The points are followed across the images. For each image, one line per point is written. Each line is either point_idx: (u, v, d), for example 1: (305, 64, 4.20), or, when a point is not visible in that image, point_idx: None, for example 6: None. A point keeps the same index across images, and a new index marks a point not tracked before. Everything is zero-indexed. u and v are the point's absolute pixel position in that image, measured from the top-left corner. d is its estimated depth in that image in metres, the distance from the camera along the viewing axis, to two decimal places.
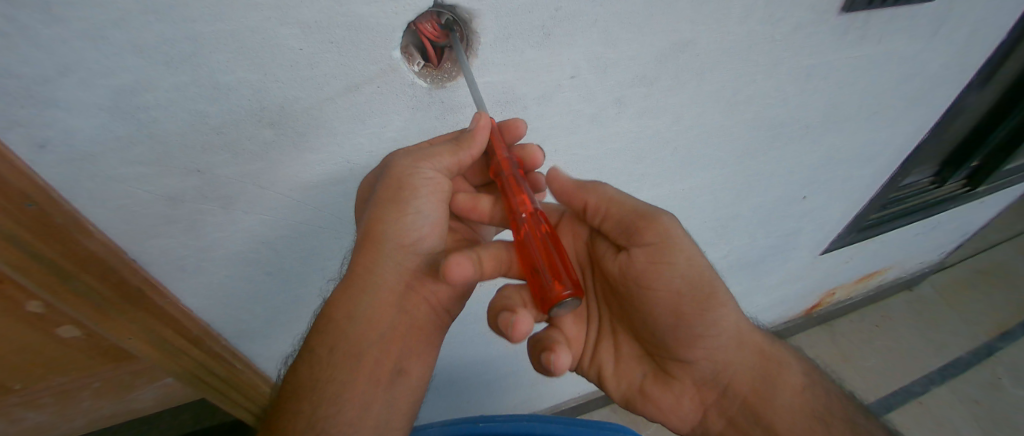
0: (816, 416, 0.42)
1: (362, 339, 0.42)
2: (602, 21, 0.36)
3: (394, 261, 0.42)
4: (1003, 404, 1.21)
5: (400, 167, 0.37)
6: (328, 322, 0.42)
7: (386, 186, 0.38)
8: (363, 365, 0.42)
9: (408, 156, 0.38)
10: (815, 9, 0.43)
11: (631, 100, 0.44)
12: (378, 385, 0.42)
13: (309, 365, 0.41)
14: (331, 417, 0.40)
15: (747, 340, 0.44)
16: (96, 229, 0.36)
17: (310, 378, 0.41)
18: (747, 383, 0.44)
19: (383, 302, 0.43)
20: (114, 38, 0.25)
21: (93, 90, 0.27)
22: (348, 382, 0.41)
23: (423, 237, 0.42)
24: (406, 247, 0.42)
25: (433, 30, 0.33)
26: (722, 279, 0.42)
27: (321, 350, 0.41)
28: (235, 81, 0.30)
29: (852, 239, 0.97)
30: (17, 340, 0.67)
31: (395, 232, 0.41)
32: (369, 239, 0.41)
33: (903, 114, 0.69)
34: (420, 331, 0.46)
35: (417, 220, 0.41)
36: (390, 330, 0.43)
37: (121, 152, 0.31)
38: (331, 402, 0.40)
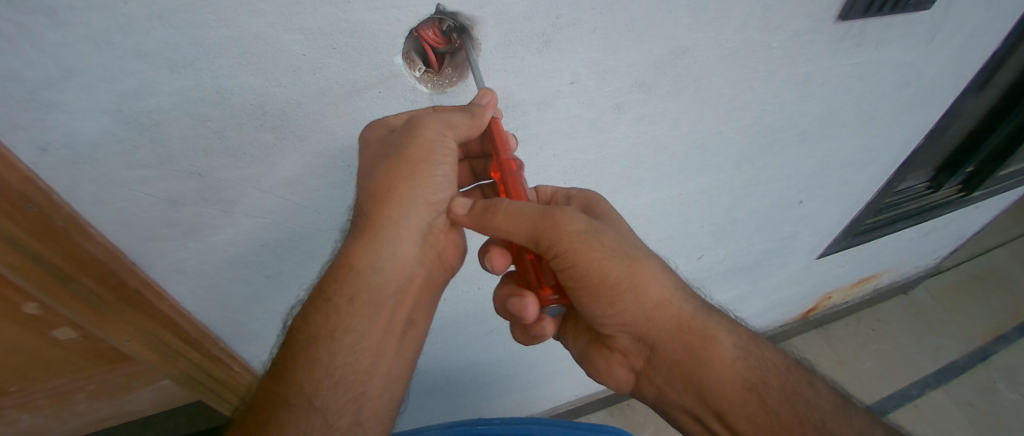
0: (749, 388, 0.42)
1: (383, 292, 0.42)
2: (601, 28, 0.36)
3: (413, 214, 0.41)
4: (997, 409, 1.22)
5: (429, 125, 0.36)
6: (348, 272, 0.40)
7: (417, 149, 0.37)
8: (379, 315, 0.42)
9: (436, 119, 0.36)
10: (811, 17, 0.44)
11: (630, 106, 0.44)
12: (393, 335, 0.44)
13: (326, 315, 0.40)
14: (348, 365, 0.41)
15: (665, 314, 0.43)
16: (97, 232, 0.36)
17: (327, 326, 0.40)
18: (671, 355, 0.44)
19: (404, 255, 0.43)
20: (119, 42, 0.25)
21: (96, 94, 0.27)
22: (365, 333, 0.42)
23: (446, 197, 0.42)
24: (431, 205, 0.42)
25: (435, 36, 0.33)
26: (645, 257, 0.42)
27: (338, 299, 0.40)
28: (237, 86, 0.30)
29: (848, 243, 0.98)
30: (13, 341, 0.66)
31: (423, 191, 0.40)
32: (393, 194, 0.39)
33: (899, 120, 0.70)
34: (431, 285, 0.47)
35: (442, 183, 0.41)
36: (407, 283, 0.44)
37: (123, 156, 0.31)
38: (350, 350, 0.41)
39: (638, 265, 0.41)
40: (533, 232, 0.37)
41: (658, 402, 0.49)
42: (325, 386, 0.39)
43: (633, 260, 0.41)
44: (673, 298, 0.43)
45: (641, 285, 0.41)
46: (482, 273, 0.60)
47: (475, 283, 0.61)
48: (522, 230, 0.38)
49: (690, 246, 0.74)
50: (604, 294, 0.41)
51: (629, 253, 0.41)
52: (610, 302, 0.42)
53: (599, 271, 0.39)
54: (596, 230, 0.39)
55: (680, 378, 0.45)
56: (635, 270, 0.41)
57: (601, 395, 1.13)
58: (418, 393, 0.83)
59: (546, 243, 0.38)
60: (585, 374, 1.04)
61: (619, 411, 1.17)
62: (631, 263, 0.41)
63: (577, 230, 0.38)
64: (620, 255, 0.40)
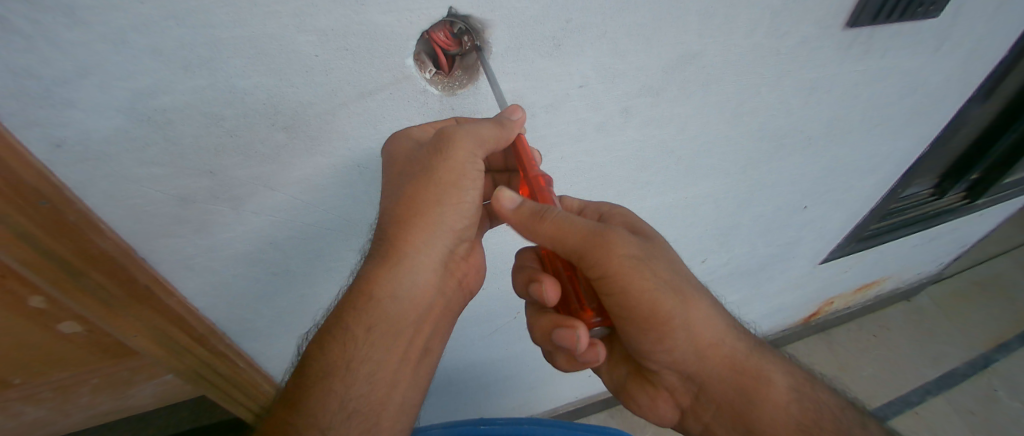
0: (801, 429, 0.43)
1: (402, 320, 0.42)
2: (611, 32, 0.36)
3: (438, 239, 0.41)
4: (998, 417, 1.22)
5: (457, 145, 0.36)
6: (368, 301, 0.40)
7: (445, 169, 0.37)
8: (398, 344, 0.43)
9: (465, 137, 0.36)
10: (819, 23, 0.44)
11: (637, 109, 0.44)
12: (408, 363, 0.44)
13: (342, 345, 0.40)
14: (362, 396, 0.40)
15: (717, 355, 0.43)
16: (108, 228, 0.36)
17: (344, 356, 0.40)
18: (720, 393, 0.45)
19: (424, 282, 0.43)
20: (135, 41, 0.26)
21: (112, 92, 0.28)
22: (382, 363, 0.42)
23: (469, 224, 0.43)
24: (455, 232, 0.42)
25: (446, 38, 0.33)
26: (699, 297, 0.42)
27: (357, 328, 0.40)
28: (250, 86, 0.30)
29: (852, 249, 0.98)
30: (19, 334, 0.66)
31: (449, 216, 0.40)
32: (421, 220, 0.39)
33: (904, 127, 0.70)
34: (447, 312, 0.47)
35: (468, 210, 0.41)
36: (426, 312, 0.44)
37: (135, 153, 0.32)
38: (365, 381, 0.41)
39: (692, 304, 0.41)
40: (579, 244, 0.37)
41: (701, 434, 0.50)
42: (338, 418, 0.39)
43: (689, 297, 0.41)
44: (725, 338, 0.43)
45: (695, 325, 0.41)
46: (486, 274, 0.61)
47: None
48: (571, 240, 0.37)
49: (694, 250, 0.74)
50: (659, 332, 0.41)
51: (684, 290, 0.41)
52: (663, 341, 0.42)
53: (658, 309, 0.39)
54: (656, 268, 0.39)
55: (729, 417, 0.46)
56: (691, 310, 0.41)
57: (601, 397, 1.14)
58: None
59: (599, 269, 0.38)
60: (586, 376, 1.04)
61: (619, 413, 1.17)
62: (688, 303, 0.41)
63: (635, 260, 0.38)
64: (678, 293, 0.40)
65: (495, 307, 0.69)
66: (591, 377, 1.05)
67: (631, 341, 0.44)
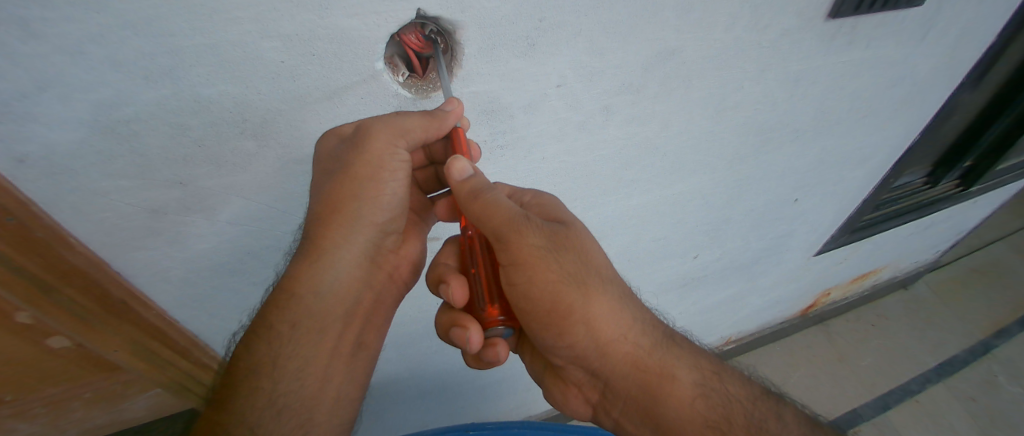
0: (708, 426, 0.43)
1: (330, 314, 0.42)
2: (587, 30, 0.36)
3: (359, 233, 0.42)
4: (999, 403, 1.21)
5: (373, 136, 0.35)
6: (289, 299, 0.40)
7: (363, 163, 0.37)
8: (325, 340, 0.43)
9: (384, 127, 0.35)
10: (801, 15, 0.44)
11: (619, 107, 0.44)
12: (340, 357, 0.44)
13: (268, 343, 0.40)
14: (292, 392, 0.40)
15: (621, 352, 0.43)
16: (78, 243, 0.35)
17: (269, 354, 0.39)
18: (626, 388, 0.45)
19: (350, 277, 0.43)
20: (92, 53, 0.25)
21: (73, 104, 0.27)
22: (310, 358, 0.42)
23: (393, 216, 0.43)
24: (377, 225, 0.43)
25: (417, 40, 0.33)
26: (601, 290, 0.41)
27: (281, 326, 0.40)
28: (215, 94, 0.30)
29: (845, 240, 0.98)
30: (8, 348, 0.65)
31: (368, 210, 0.41)
32: (338, 215, 0.39)
33: (894, 116, 0.69)
34: (380, 303, 0.47)
35: (389, 202, 0.42)
36: (354, 305, 0.44)
37: (101, 166, 0.31)
38: (294, 376, 0.41)
39: (591, 297, 0.40)
40: (498, 229, 0.37)
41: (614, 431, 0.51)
42: (267, 415, 0.38)
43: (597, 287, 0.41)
44: (628, 334, 0.43)
45: (593, 318, 0.41)
46: None
47: None
48: (491, 223, 0.37)
49: (686, 247, 0.74)
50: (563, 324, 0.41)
51: (586, 280, 0.40)
52: (566, 333, 0.42)
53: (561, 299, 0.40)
54: (559, 256, 0.39)
55: (636, 412, 0.46)
56: (591, 301, 0.40)
57: None
58: (414, 398, 0.83)
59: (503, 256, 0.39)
60: None
61: None
62: (592, 291, 0.40)
63: (539, 250, 0.38)
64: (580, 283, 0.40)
65: None
66: None
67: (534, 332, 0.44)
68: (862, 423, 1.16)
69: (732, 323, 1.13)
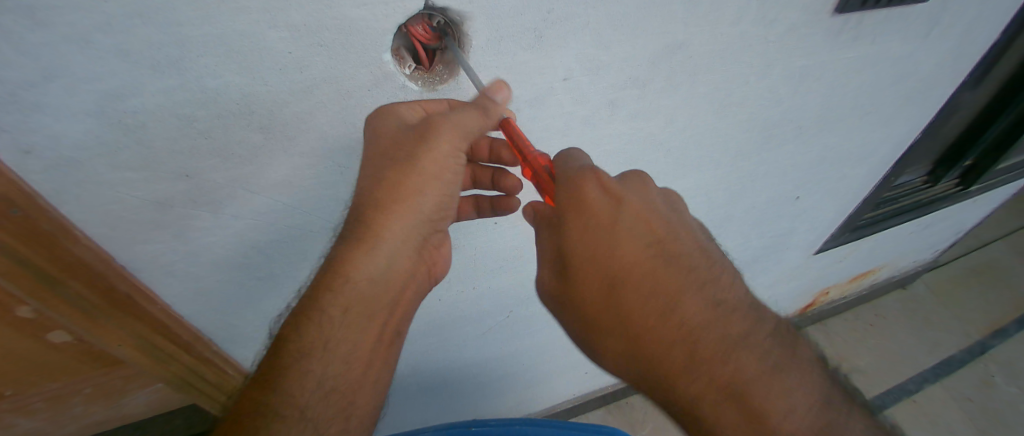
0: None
1: (379, 304, 0.42)
2: (594, 22, 0.36)
3: (415, 223, 0.41)
4: (995, 401, 1.22)
5: (439, 131, 0.35)
6: (344, 283, 0.40)
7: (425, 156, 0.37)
8: (372, 327, 0.42)
9: (447, 126, 0.35)
10: (807, 11, 0.44)
11: (624, 102, 0.44)
12: (382, 345, 0.43)
13: (316, 326, 0.39)
14: (339, 376, 0.40)
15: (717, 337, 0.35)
16: (83, 236, 0.35)
17: (319, 338, 0.39)
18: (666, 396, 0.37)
19: (400, 268, 0.43)
20: (100, 42, 0.25)
21: (79, 94, 0.27)
22: (358, 344, 0.41)
23: (448, 212, 0.43)
24: (433, 218, 0.42)
25: (424, 31, 0.33)
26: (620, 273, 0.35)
27: (333, 310, 0.39)
28: (222, 85, 0.29)
29: (845, 238, 0.98)
30: (7, 342, 0.65)
31: (426, 200, 0.40)
32: (397, 203, 0.39)
33: (897, 113, 0.69)
34: (421, 295, 0.47)
35: (448, 197, 0.41)
36: (400, 295, 0.44)
37: (107, 158, 0.31)
38: (341, 360, 0.40)
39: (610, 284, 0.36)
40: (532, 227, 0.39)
41: None
42: (314, 397, 0.38)
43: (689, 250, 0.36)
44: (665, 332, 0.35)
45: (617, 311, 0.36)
46: (477, 273, 0.60)
47: (470, 283, 0.61)
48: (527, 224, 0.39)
49: None
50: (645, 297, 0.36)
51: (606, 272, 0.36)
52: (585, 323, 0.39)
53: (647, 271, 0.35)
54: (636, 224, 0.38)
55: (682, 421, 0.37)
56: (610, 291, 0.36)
57: (599, 393, 1.14)
58: (415, 394, 0.83)
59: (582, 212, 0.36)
60: (583, 373, 1.04)
61: (617, 408, 1.17)
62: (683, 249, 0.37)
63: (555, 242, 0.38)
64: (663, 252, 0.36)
65: (488, 305, 0.68)
66: (588, 372, 1.05)
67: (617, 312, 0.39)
68: None
69: None
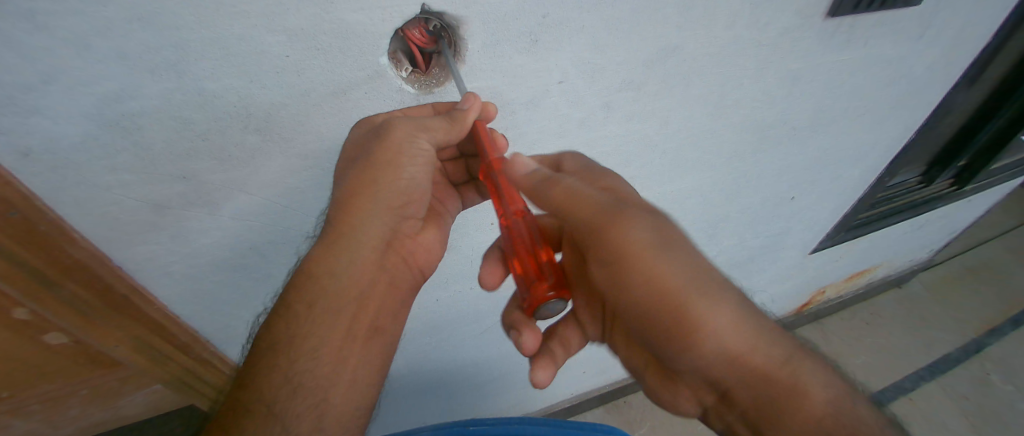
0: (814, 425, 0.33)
1: (345, 295, 0.41)
2: (589, 26, 0.36)
3: (377, 217, 0.42)
4: (989, 400, 1.23)
5: (393, 128, 0.36)
6: (310, 278, 0.40)
7: (382, 152, 0.37)
8: (339, 322, 0.41)
9: (403, 123, 0.37)
10: (800, 14, 0.44)
11: (620, 104, 0.44)
12: (356, 341, 0.42)
13: (286, 322, 0.40)
14: (308, 372, 0.39)
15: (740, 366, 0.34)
16: (81, 237, 0.35)
17: (288, 333, 0.39)
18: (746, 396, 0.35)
19: (365, 259, 0.43)
20: (97, 45, 0.25)
21: (76, 97, 0.27)
22: (325, 338, 0.40)
23: (411, 200, 0.43)
24: (395, 210, 0.43)
25: (421, 36, 0.33)
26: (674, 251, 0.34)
27: (298, 305, 0.40)
28: (220, 88, 0.30)
29: (841, 238, 0.99)
30: (4, 344, 0.65)
31: (386, 194, 0.41)
32: (354, 198, 0.39)
33: (891, 114, 0.70)
34: (397, 289, 0.46)
35: (407, 185, 0.42)
36: (369, 288, 0.43)
37: (104, 160, 0.31)
38: (310, 357, 0.39)
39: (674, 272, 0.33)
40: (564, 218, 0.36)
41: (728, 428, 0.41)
42: (284, 392, 0.38)
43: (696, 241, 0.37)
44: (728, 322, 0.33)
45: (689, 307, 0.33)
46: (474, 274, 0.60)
47: (467, 283, 0.61)
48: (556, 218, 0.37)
49: None
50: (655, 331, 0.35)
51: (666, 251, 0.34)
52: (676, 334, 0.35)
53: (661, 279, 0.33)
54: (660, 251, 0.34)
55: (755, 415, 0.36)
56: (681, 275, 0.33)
57: (597, 392, 1.14)
58: (412, 394, 0.83)
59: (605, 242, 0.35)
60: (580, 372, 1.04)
61: (615, 408, 1.17)
62: (711, 296, 0.33)
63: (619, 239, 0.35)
64: (691, 293, 0.33)
65: (485, 306, 0.68)
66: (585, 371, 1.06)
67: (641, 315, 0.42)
68: None
69: None
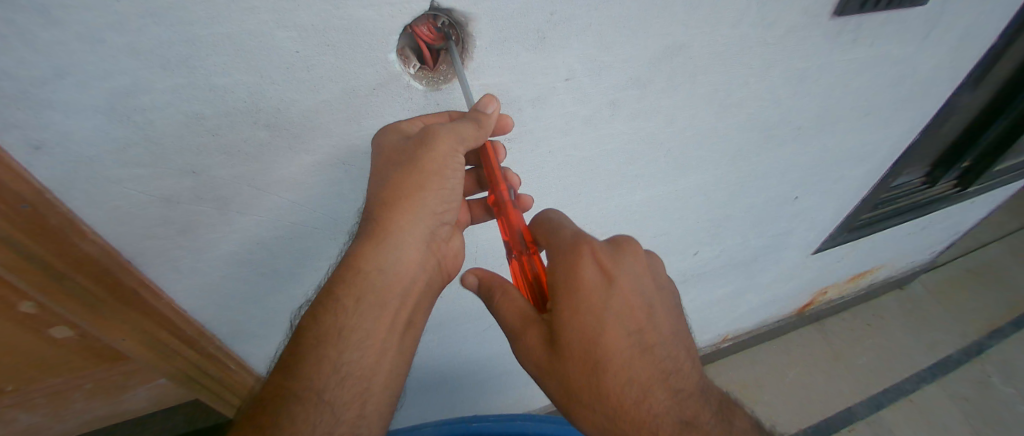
0: None
1: (389, 293, 0.42)
2: (596, 24, 0.36)
3: (422, 222, 0.42)
4: (991, 402, 1.23)
5: (439, 137, 0.37)
6: (355, 274, 0.40)
7: (429, 159, 0.38)
8: (384, 316, 0.42)
9: (448, 132, 0.37)
10: (807, 13, 0.44)
11: (625, 102, 0.44)
12: (397, 335, 0.43)
13: (333, 314, 0.40)
14: (354, 362, 0.40)
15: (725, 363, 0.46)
16: (91, 231, 0.36)
17: (335, 325, 0.40)
18: None
19: (409, 260, 0.43)
20: (111, 40, 0.25)
21: (90, 91, 0.27)
22: (371, 332, 0.41)
23: (450, 207, 0.43)
24: (437, 215, 0.43)
25: (429, 32, 0.33)
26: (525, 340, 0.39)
27: (346, 300, 0.41)
28: (231, 83, 0.30)
29: (844, 238, 0.99)
30: (10, 338, 0.65)
31: (432, 201, 0.41)
32: (404, 202, 0.40)
33: (895, 114, 0.70)
34: (430, 290, 0.46)
35: (448, 193, 0.42)
36: (410, 287, 0.44)
37: (115, 154, 0.31)
38: (356, 348, 0.41)
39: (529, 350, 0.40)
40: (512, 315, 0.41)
41: None
42: (332, 381, 0.39)
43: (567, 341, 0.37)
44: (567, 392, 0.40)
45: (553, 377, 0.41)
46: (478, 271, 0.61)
47: None
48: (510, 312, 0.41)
49: (686, 243, 0.75)
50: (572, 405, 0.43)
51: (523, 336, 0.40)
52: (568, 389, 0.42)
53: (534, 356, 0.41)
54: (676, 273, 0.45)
55: None
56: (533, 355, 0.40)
57: None
58: (414, 391, 0.83)
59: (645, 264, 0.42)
60: None
61: None
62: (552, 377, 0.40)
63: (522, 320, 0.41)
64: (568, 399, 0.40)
65: None
66: None
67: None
68: (857, 421, 1.18)
69: (730, 320, 1.14)
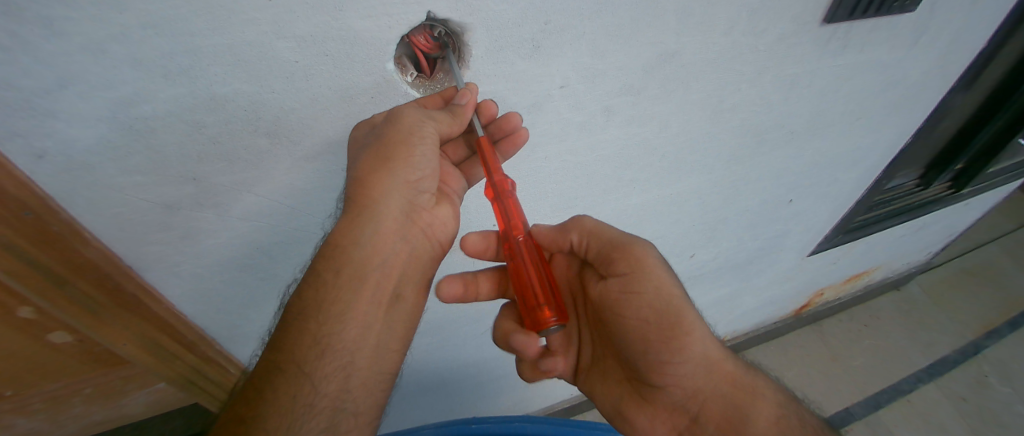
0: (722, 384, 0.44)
1: (367, 265, 0.42)
2: (589, 33, 0.37)
3: (395, 192, 0.41)
4: (988, 402, 1.24)
5: (403, 118, 0.36)
6: (334, 249, 0.41)
7: (397, 137, 0.37)
8: (364, 289, 0.42)
9: (410, 114, 0.37)
10: (796, 20, 0.45)
11: (619, 108, 0.45)
12: (379, 308, 0.43)
13: (315, 290, 0.41)
14: (335, 335, 0.41)
15: (716, 371, 0.45)
16: (92, 238, 0.36)
17: (316, 301, 0.41)
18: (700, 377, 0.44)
19: (386, 231, 0.43)
20: (113, 51, 0.26)
21: (92, 100, 0.27)
22: (352, 304, 0.42)
23: (425, 176, 0.42)
24: (410, 183, 0.42)
25: (426, 42, 0.34)
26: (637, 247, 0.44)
27: (326, 274, 0.41)
28: (231, 93, 0.30)
29: (839, 241, 0.99)
30: (8, 344, 0.65)
31: (403, 171, 0.41)
32: (373, 177, 0.39)
33: (888, 117, 0.71)
34: (417, 261, 0.46)
35: (421, 163, 0.41)
36: (392, 258, 0.44)
37: (116, 162, 0.32)
38: (337, 320, 0.41)
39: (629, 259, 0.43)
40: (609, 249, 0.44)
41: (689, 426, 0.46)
42: (313, 354, 0.39)
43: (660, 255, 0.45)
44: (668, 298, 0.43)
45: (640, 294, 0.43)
46: None
47: None
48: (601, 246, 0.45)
49: (682, 246, 0.75)
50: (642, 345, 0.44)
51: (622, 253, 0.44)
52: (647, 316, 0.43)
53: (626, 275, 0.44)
54: (678, 282, 0.45)
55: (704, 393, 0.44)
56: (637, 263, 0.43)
57: None
58: (413, 395, 0.84)
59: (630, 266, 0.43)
60: None
61: None
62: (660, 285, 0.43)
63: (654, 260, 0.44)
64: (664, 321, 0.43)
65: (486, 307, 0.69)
66: None
67: (645, 344, 0.44)
68: (855, 422, 1.19)
69: (727, 322, 1.15)
